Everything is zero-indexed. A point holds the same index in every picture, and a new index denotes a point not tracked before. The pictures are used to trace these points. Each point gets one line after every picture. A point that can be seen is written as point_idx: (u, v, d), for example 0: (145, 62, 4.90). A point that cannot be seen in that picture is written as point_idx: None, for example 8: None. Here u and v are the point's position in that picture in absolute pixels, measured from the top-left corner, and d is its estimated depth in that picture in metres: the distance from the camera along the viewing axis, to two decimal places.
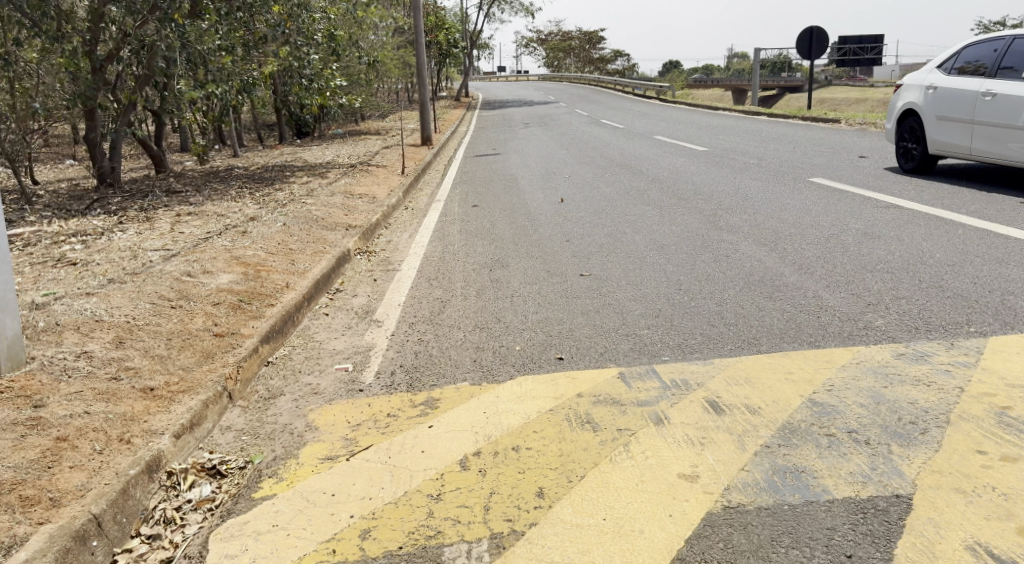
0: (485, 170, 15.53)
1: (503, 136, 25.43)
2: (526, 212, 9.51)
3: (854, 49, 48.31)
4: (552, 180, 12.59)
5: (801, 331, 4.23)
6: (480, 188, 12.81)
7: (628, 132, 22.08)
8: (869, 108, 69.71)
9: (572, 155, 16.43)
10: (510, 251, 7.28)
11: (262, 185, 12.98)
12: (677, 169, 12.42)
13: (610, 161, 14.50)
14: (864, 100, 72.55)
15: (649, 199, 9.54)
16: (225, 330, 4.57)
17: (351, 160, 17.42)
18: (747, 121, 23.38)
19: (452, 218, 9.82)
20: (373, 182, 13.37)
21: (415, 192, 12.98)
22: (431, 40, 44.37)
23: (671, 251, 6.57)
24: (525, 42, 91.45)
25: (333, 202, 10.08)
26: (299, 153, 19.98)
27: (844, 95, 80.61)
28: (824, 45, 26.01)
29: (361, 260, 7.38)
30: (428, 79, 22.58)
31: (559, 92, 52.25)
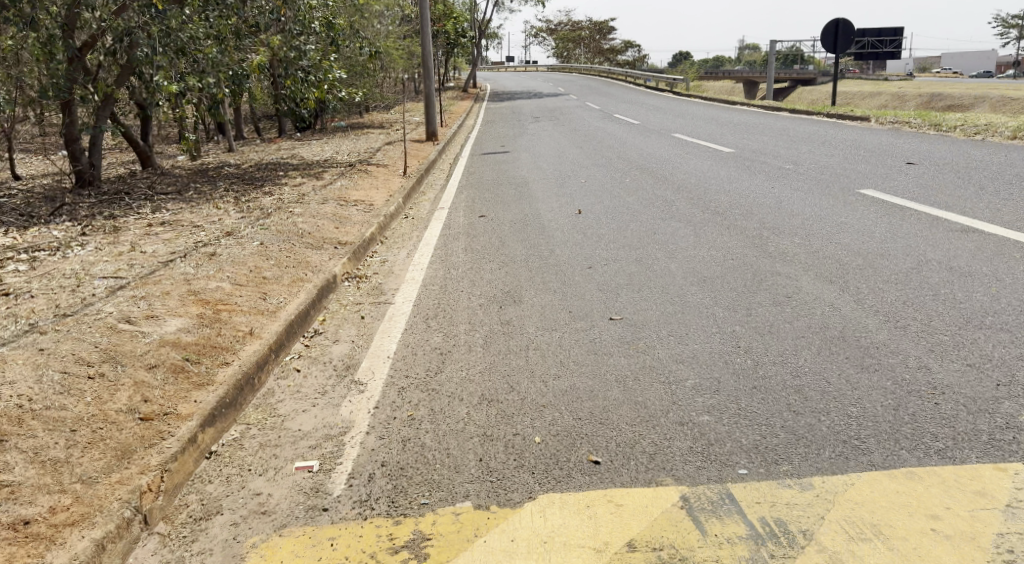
0: (493, 171, 14.46)
1: (513, 131, 24.36)
2: (541, 228, 8.45)
3: (873, 41, 47.01)
4: (566, 186, 11.50)
5: (921, 440, 3.20)
6: (488, 193, 11.73)
7: (645, 129, 20.98)
8: (884, 102, 68.40)
9: (587, 155, 15.34)
10: (524, 281, 6.22)
11: (250, 187, 11.95)
12: (704, 174, 11.36)
13: (629, 163, 13.38)
14: (879, 94, 71.16)
15: (679, 214, 8.44)
16: (154, 412, 3.51)
17: (351, 157, 16.34)
18: (769, 117, 22.28)
19: (457, 231, 8.77)
20: (372, 186, 12.30)
21: (417, 197, 11.92)
22: (439, 29, 43.20)
23: (719, 287, 5.50)
24: (534, 32, 89.98)
25: (323, 212, 9.03)
26: (297, 148, 18.92)
27: (858, 89, 79.26)
28: (850, 37, 24.81)
29: (348, 288, 6.32)
30: (435, 71, 21.44)
31: (568, 83, 50.97)
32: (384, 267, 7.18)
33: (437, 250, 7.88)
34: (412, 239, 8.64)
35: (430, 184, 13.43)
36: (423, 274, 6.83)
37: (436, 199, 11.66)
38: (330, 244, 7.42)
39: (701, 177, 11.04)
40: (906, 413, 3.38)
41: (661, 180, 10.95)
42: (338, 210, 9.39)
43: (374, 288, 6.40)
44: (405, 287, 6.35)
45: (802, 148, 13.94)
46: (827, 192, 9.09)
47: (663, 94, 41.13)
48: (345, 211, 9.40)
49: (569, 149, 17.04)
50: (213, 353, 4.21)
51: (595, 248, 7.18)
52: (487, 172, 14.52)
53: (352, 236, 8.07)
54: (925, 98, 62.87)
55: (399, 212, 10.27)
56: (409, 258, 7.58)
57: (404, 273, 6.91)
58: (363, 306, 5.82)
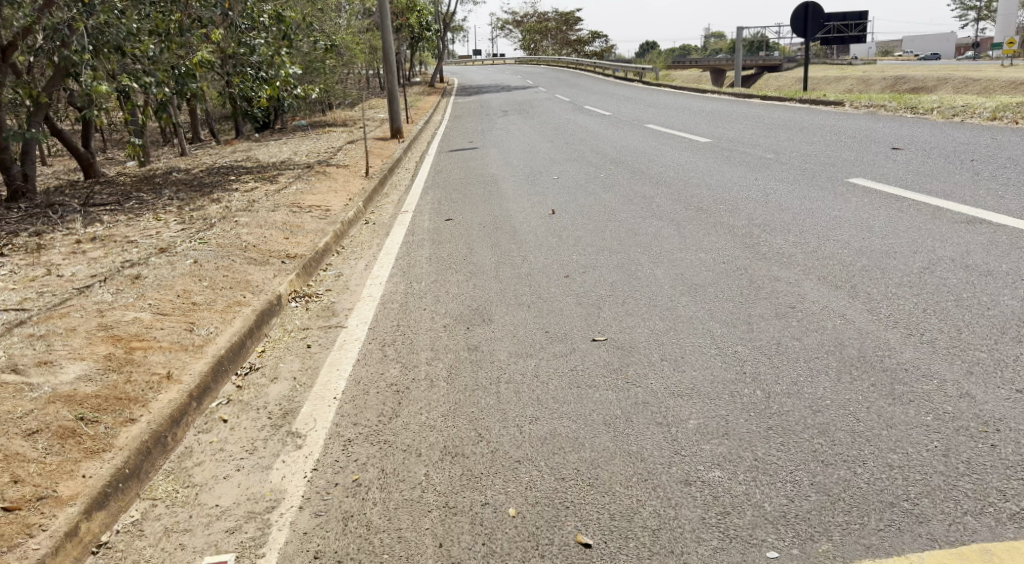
0: (460, 170, 13.77)
1: (481, 126, 23.67)
2: (512, 232, 7.79)
3: (839, 24, 46.91)
4: (537, 183, 10.85)
5: (986, 506, 2.59)
6: (454, 193, 11.05)
7: (616, 120, 20.40)
8: (851, 86, 68.65)
9: (558, 149, 14.70)
10: (493, 296, 5.55)
11: (198, 195, 11.18)
12: (682, 165, 10.76)
13: (602, 157, 12.76)
14: (845, 78, 71.44)
15: (658, 212, 7.83)
16: (26, 497, 2.97)
17: (309, 158, 15.58)
18: (741, 104, 21.81)
19: (420, 237, 8.09)
20: (330, 189, 11.58)
21: (379, 200, 11.22)
22: (403, 24, 42.36)
23: (711, 296, 4.87)
24: (500, 25, 89.23)
25: (273, 220, 8.32)
26: (254, 151, 18.10)
27: (824, 74, 79.60)
28: (819, 20, 24.39)
29: (294, 309, 5.63)
30: (397, 66, 20.71)
31: (536, 76, 50.35)
32: (338, 282, 6.49)
33: (398, 260, 7.19)
34: (372, 247, 7.95)
35: (392, 185, 12.71)
36: (381, 289, 6.14)
37: (399, 201, 10.96)
38: (277, 258, 6.72)
39: (678, 169, 10.44)
40: (960, 462, 2.77)
41: (636, 174, 10.35)
42: (289, 217, 8.68)
43: (325, 307, 5.71)
44: (360, 305, 5.66)
45: (780, 135, 13.40)
46: (814, 181, 8.53)
47: (632, 84, 40.65)
48: (298, 218, 8.69)
49: (538, 143, 16.39)
50: (116, 408, 3.57)
51: (571, 255, 6.53)
52: (453, 170, 13.83)
53: (304, 247, 7.38)
54: (891, 81, 63.04)
55: (358, 217, 9.56)
56: (367, 270, 6.88)
57: (360, 288, 6.22)
58: (311, 331, 5.14)
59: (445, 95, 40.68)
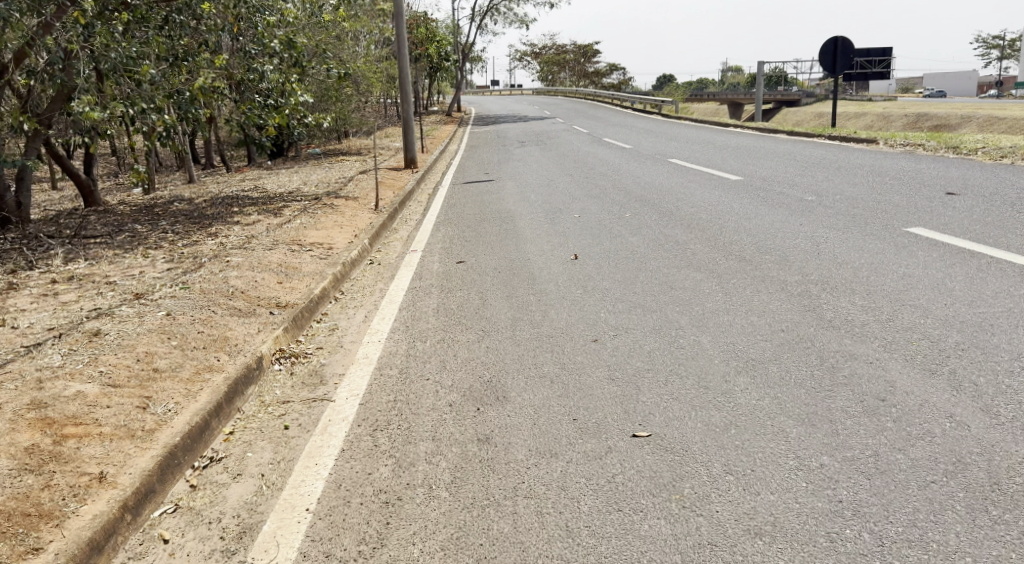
0: (474, 204, 12.99)
1: (498, 157, 23.01)
2: (531, 280, 6.96)
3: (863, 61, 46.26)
4: (557, 222, 10.04)
5: None
6: (468, 231, 10.24)
7: (639, 154, 19.67)
8: (872, 122, 67.88)
9: (579, 185, 13.93)
10: (510, 364, 4.72)
11: (196, 228, 10.50)
12: (715, 206, 9.97)
13: (627, 194, 11.95)
14: (867, 114, 70.71)
15: (696, 260, 6.98)
16: None
17: (319, 189, 14.90)
18: (768, 140, 21.02)
19: (431, 283, 7.27)
20: (334, 223, 10.81)
21: (388, 237, 10.45)
22: (422, 53, 42.05)
23: (776, 380, 4.02)
24: (519, 55, 89.44)
25: (268, 261, 7.54)
26: (263, 179, 17.47)
27: (844, 110, 78.92)
28: (849, 55, 23.66)
29: (277, 374, 4.83)
30: (413, 95, 20.09)
31: (554, 107, 49.88)
32: (335, 338, 5.67)
33: (403, 310, 6.37)
34: (376, 292, 7.14)
35: (403, 220, 11.96)
36: (381, 348, 5.32)
37: (410, 239, 10.16)
38: (264, 309, 5.92)
39: (710, 211, 9.61)
40: None
41: (666, 215, 9.54)
42: (285, 257, 7.90)
43: (314, 371, 4.89)
44: (356, 370, 4.85)
45: (817, 174, 12.54)
46: (866, 229, 7.68)
47: (653, 116, 40.05)
48: (296, 258, 7.90)
49: (558, 178, 15.62)
50: (22, 530, 2.91)
51: (601, 312, 5.72)
52: (467, 205, 13.10)
53: (300, 294, 6.56)
54: (913, 118, 62.22)
55: (364, 257, 8.78)
56: (368, 323, 6.07)
57: (358, 346, 5.40)
58: (293, 405, 4.32)
59: (461, 125, 40.26)
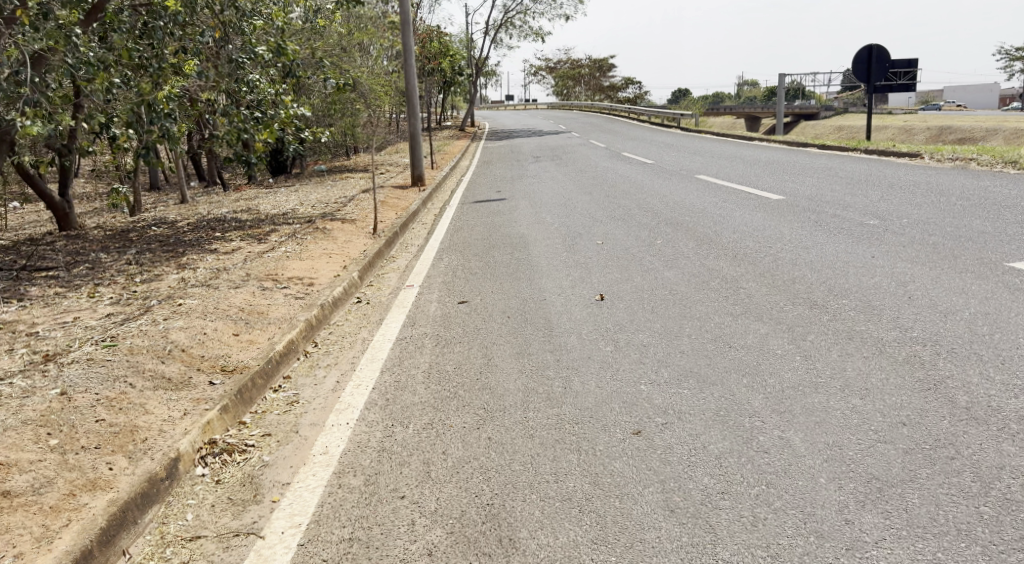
0: (483, 227, 11.65)
1: (511, 173, 21.73)
2: (547, 328, 5.61)
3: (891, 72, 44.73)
4: (576, 250, 8.69)
5: None
6: (475, 261, 8.90)
7: (662, 169, 18.32)
8: (895, 135, 66.18)
9: (601, 205, 12.56)
10: (520, 470, 3.39)
11: (166, 257, 9.25)
12: (760, 232, 8.61)
13: (657, 216, 10.57)
14: (890, 127, 68.99)
15: (753, 305, 5.61)
16: None
17: (314, 210, 13.65)
18: (801, 154, 19.59)
19: (425, 331, 5.94)
20: (322, 250, 9.49)
21: (383, 266, 9.12)
22: (435, 67, 40.96)
23: (924, 525, 2.78)
24: (533, 70, 88.38)
25: (228, 303, 6.23)
26: (259, 199, 16.26)
27: (866, 123, 77.27)
28: (885, 63, 22.21)
29: (197, 485, 3.54)
30: (422, 108, 18.85)
31: (569, 122, 48.63)
32: (291, 415, 4.35)
33: (386, 370, 5.03)
34: (356, 343, 5.81)
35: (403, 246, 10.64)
36: (347, 433, 3.99)
37: (408, 269, 8.83)
38: (203, 376, 4.62)
39: (758, 238, 8.23)
40: None
41: (706, 243, 8.17)
42: (253, 297, 6.60)
43: (249, 478, 3.59)
44: (306, 475, 3.54)
45: (870, 193, 11.11)
46: (957, 264, 6.29)
47: (673, 130, 38.67)
48: (265, 298, 6.59)
49: (576, 196, 14.27)
50: None
51: (641, 380, 4.36)
52: (475, 227, 11.76)
53: (258, 349, 5.24)
54: (939, 131, 60.47)
55: (351, 294, 7.47)
56: (339, 390, 4.73)
57: (319, 431, 4.07)
58: (204, 545, 3.09)
59: (475, 140, 39.00)
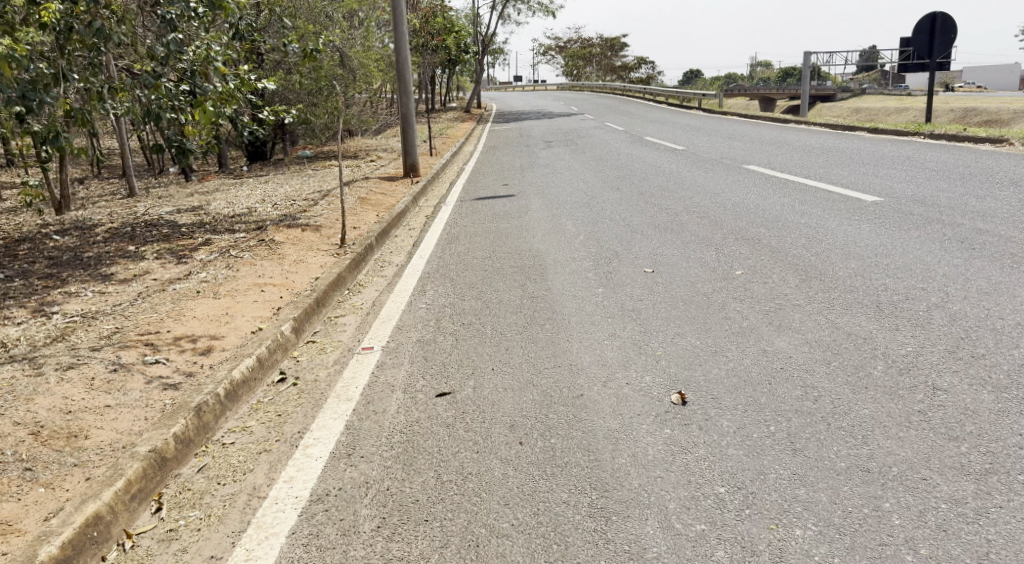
0: (485, 237, 8.93)
1: (521, 160, 18.98)
2: (596, 491, 2.91)
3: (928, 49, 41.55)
4: (617, 284, 5.99)
5: None
6: (471, 297, 6.19)
7: (699, 157, 15.51)
8: (924, 116, 62.90)
9: (636, 207, 9.82)
10: None
11: (34, 288, 6.63)
12: (888, 258, 5.89)
13: (718, 227, 7.83)
14: (917, 109, 65.80)
15: (994, 447, 2.96)
16: None
17: (275, 210, 10.98)
18: (863, 139, 16.63)
19: (368, 475, 3.24)
20: (257, 277, 6.78)
21: (339, 305, 6.41)
22: (439, 45, 38.02)
23: None
24: (543, 50, 85.26)
25: (21, 419, 3.58)
26: (216, 194, 13.60)
27: (891, 104, 73.91)
28: (951, 33, 19.25)
29: None
30: (414, 86, 16.06)
31: (579, 103, 45.71)
32: None
33: None
34: (230, 510, 3.11)
35: (376, 268, 7.92)
36: None
37: (373, 311, 6.10)
38: None
39: (891, 270, 5.53)
40: None
41: (817, 280, 5.45)
42: (88, 393, 3.97)
43: None
44: None
45: (999, 194, 8.35)
46: None
47: (691, 111, 35.81)
48: (106, 393, 3.93)
49: (602, 193, 11.51)
50: None
51: None
52: (473, 237, 9.02)
53: None
54: (964, 111, 57.43)
55: (271, 369, 4.76)
56: None
57: None
58: None
59: (480, 123, 36.09)
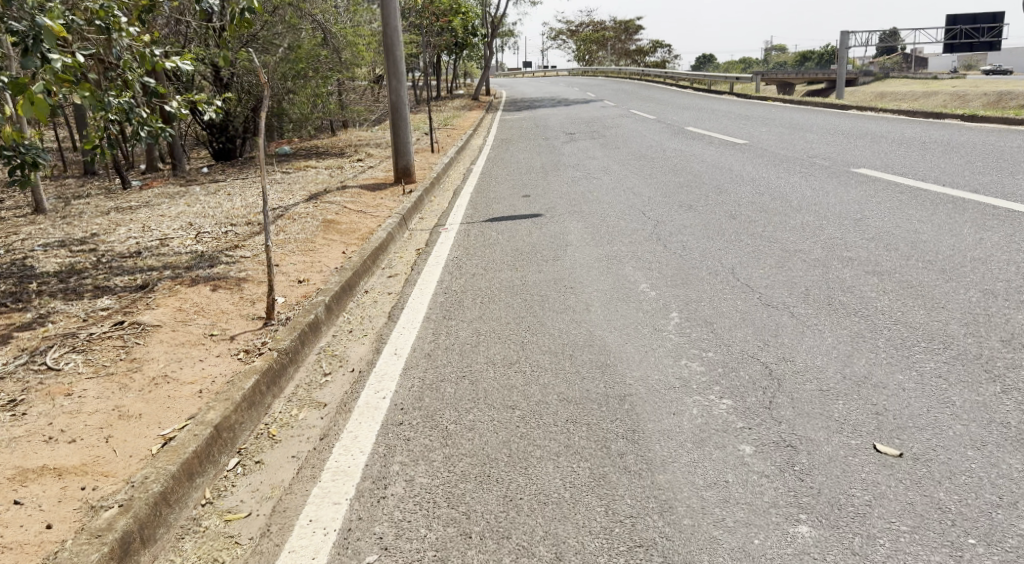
0: (507, 303, 5.50)
1: (543, 158, 15.54)
2: None
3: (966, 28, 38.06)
4: (832, 508, 2.65)
5: None
6: (489, 514, 2.79)
7: (778, 156, 12.00)
8: (948, 99, 59.47)
9: (738, 245, 6.36)
10: None
11: None
12: None
13: (932, 307, 4.39)
14: (939, 94, 62.45)
15: None
16: None
17: (194, 247, 7.50)
18: (982, 131, 13.07)
19: None
20: (43, 443, 3.33)
21: (195, 526, 2.98)
22: (445, 27, 34.34)
23: None
24: (553, 34, 81.52)
25: None
26: (139, 214, 10.11)
27: (913, 89, 70.33)
28: None
29: None
30: (406, 68, 12.56)
31: (594, 89, 42.09)
32: None
33: None
34: None
35: (311, 379, 4.45)
36: None
37: None
38: None
39: None
40: None
41: None
42: None
43: None
44: None
45: None
46: None
47: (719, 96, 32.33)
48: None
49: (671, 215, 8.02)
50: None
51: None
52: (487, 303, 5.56)
53: None
54: (997, 96, 53.56)
55: None
56: None
57: None
58: None
59: (488, 111, 32.51)
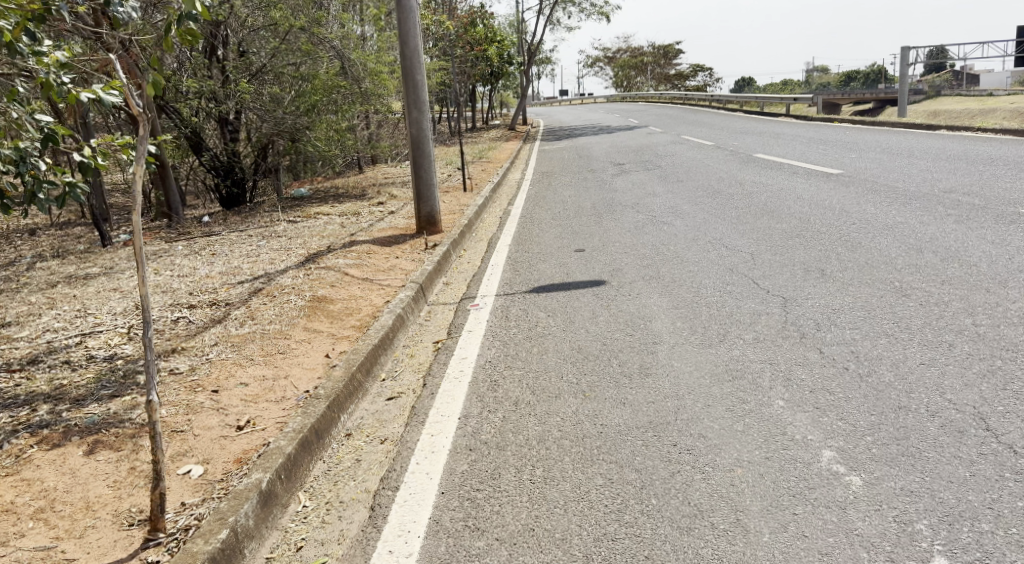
0: (582, 496, 3.08)
1: (597, 196, 13.22)
2: None
3: None
4: None
5: None
6: None
7: (898, 190, 9.47)
8: (1010, 115, 55.94)
9: (952, 362, 3.88)
10: None
11: None
12: None
13: None
14: (997, 111, 59.10)
15: None
16: None
17: (117, 352, 5.33)
18: None
19: None
20: None
21: None
22: (480, 57, 32.39)
23: None
24: (591, 62, 79.78)
25: None
26: (92, 287, 8.04)
27: (968, 107, 66.84)
28: None
29: None
30: (429, 97, 10.34)
31: (640, 115, 39.78)
32: None
33: None
34: None
35: None
36: None
37: None
38: None
39: None
40: None
41: None
42: None
43: None
44: None
45: None
46: None
47: (779, 118, 29.67)
48: None
49: (798, 288, 5.60)
50: None
51: None
52: (544, 488, 3.16)
53: None
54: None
55: None
56: None
57: None
58: None
59: (529, 142, 30.38)
